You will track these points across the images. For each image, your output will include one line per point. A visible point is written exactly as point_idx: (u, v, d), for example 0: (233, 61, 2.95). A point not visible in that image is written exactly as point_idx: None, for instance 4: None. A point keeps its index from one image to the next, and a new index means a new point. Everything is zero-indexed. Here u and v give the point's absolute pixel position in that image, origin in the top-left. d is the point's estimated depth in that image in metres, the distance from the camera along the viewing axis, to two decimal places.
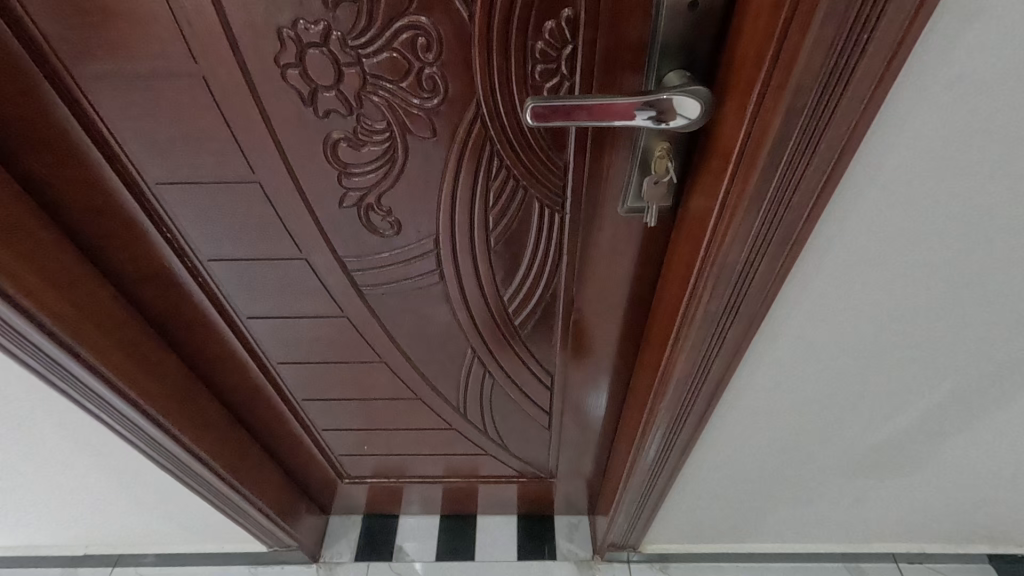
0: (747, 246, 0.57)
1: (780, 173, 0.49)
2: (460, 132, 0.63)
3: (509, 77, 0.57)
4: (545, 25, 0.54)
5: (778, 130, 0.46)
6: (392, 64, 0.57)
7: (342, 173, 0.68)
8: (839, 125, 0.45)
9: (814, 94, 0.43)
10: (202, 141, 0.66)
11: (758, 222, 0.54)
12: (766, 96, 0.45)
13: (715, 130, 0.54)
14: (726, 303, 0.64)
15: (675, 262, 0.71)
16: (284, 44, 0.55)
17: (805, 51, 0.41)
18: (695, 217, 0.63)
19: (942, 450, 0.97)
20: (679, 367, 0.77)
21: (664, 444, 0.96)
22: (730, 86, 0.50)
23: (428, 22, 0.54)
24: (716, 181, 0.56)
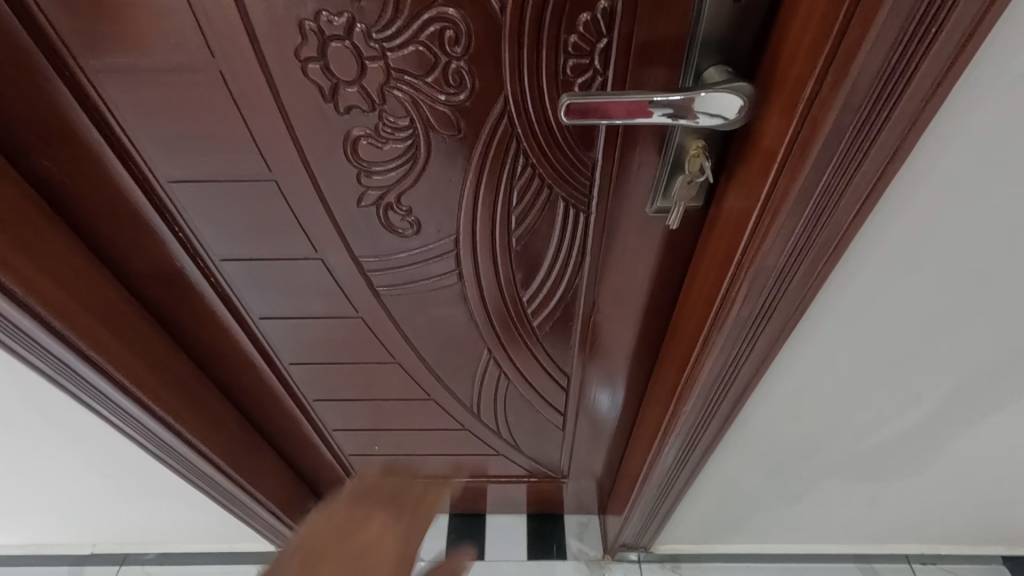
0: (786, 250, 0.55)
1: (828, 175, 0.47)
2: (486, 129, 0.60)
3: (539, 72, 0.55)
4: (580, 17, 0.51)
5: (829, 131, 0.44)
6: (418, 59, 0.54)
7: (362, 172, 0.65)
8: (896, 126, 0.43)
9: (871, 93, 0.41)
10: (217, 138, 0.63)
11: (801, 225, 0.52)
12: (819, 94, 0.43)
13: (756, 129, 0.52)
14: (760, 308, 0.62)
15: (705, 264, 0.69)
16: (306, 37, 0.53)
17: (865, 48, 0.38)
18: (730, 219, 0.61)
19: (964, 453, 0.96)
20: (706, 371, 0.75)
21: (683, 447, 0.94)
22: (776, 83, 0.47)
23: (457, 14, 0.51)
24: (756, 183, 0.53)
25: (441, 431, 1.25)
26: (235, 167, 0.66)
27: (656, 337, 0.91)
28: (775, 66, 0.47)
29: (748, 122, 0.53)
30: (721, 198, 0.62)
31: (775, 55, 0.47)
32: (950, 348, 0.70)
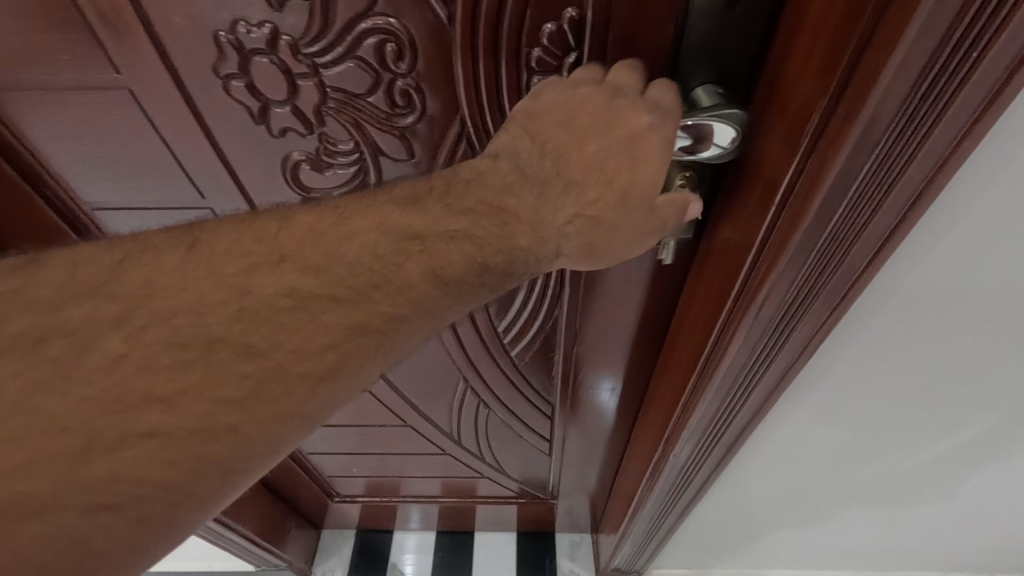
0: (786, 297, 0.47)
1: (836, 221, 0.39)
2: (443, 155, 0.53)
3: (499, 90, 0.47)
4: (544, 28, 0.43)
5: (838, 175, 0.35)
6: (356, 76, 0.46)
7: (305, 199, 0.57)
8: (920, 169, 0.35)
9: (890, 131, 0.33)
10: (139, 163, 0.55)
11: (805, 272, 0.44)
12: (826, 132, 0.35)
13: (751, 162, 0.44)
14: (759, 354, 0.55)
15: (697, 303, 0.61)
16: (223, 52, 0.45)
17: (884, 82, 0.30)
18: (723, 258, 0.53)
19: (997, 517, 0.85)
20: (698, 413, 0.68)
21: (676, 483, 0.88)
22: (775, 111, 0.39)
23: (398, 24, 0.43)
24: (752, 225, 0.45)
25: (422, 455, 1.24)
26: (166, 196, 0.59)
27: (647, 368, 0.84)
28: (774, 91, 0.39)
29: (742, 153, 0.45)
30: (714, 233, 0.54)
31: (775, 77, 0.39)
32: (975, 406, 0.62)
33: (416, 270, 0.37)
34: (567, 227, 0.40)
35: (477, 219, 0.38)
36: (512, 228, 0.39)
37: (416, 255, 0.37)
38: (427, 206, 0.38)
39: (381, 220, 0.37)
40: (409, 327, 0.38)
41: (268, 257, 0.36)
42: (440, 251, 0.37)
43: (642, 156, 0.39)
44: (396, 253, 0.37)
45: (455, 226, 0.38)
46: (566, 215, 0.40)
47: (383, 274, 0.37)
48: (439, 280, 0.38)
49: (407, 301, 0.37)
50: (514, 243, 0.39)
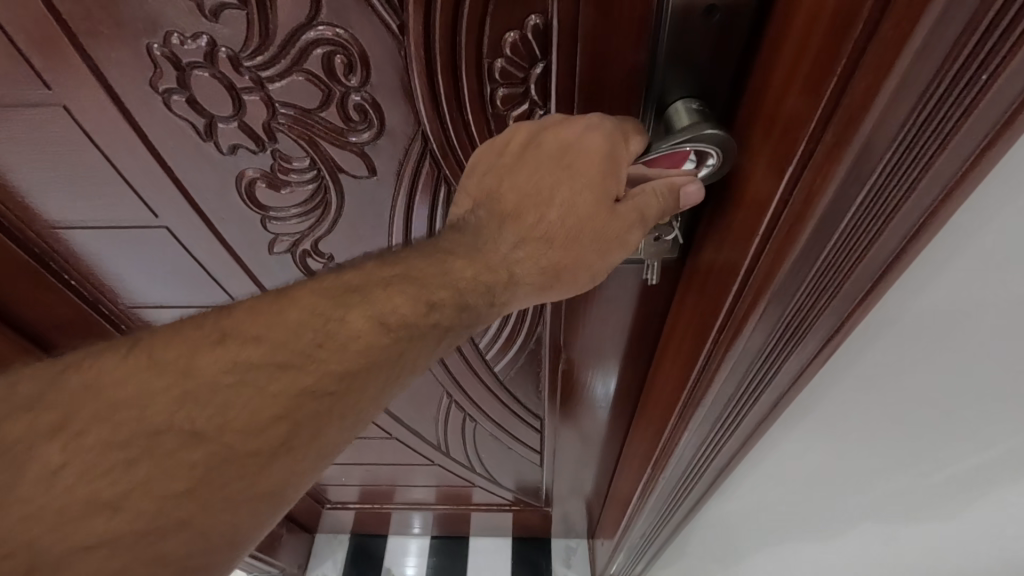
0: (773, 333, 0.42)
1: (824, 259, 0.34)
2: (407, 171, 0.49)
3: (461, 104, 0.43)
4: (506, 37, 0.39)
5: (826, 207, 0.31)
6: (305, 90, 0.43)
7: (263, 218, 0.54)
8: (911, 213, 0.30)
9: (884, 163, 0.28)
10: (87, 180, 0.52)
11: (789, 310, 0.40)
12: (813, 158, 0.30)
13: (735, 186, 0.40)
14: (742, 393, 0.51)
15: (682, 329, 0.57)
16: (158, 65, 0.41)
17: (877, 107, 0.26)
18: (706, 284, 0.48)
19: None
20: (686, 442, 0.64)
21: (663, 508, 0.84)
22: (759, 132, 0.35)
23: (346, 35, 0.39)
24: (734, 257, 0.41)
25: (412, 465, 1.22)
26: (118, 212, 0.55)
27: (637, 386, 0.80)
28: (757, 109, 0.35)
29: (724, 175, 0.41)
30: (697, 258, 0.49)
31: (759, 94, 0.35)
32: (1000, 470, 0.54)
33: (360, 319, 0.34)
34: (516, 256, 0.37)
35: (415, 265, 0.36)
36: (452, 264, 0.36)
37: (358, 305, 0.34)
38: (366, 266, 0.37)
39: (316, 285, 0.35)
40: (367, 385, 0.34)
41: (208, 333, 0.33)
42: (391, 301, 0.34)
43: (582, 164, 0.36)
44: (337, 307, 0.34)
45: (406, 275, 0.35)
46: (509, 243, 0.37)
47: (326, 329, 0.33)
48: (386, 329, 0.34)
49: (356, 357, 0.33)
50: (468, 289, 0.36)
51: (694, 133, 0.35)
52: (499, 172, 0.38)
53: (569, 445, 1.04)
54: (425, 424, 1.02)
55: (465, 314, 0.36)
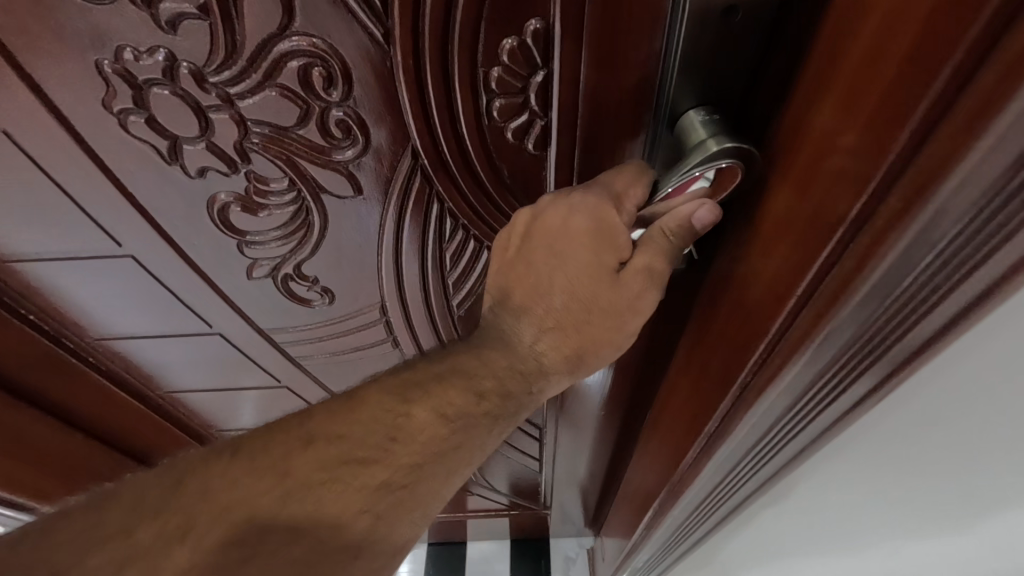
0: (795, 402, 0.36)
1: (867, 327, 0.28)
2: (396, 188, 0.45)
3: (454, 116, 0.39)
4: (504, 44, 0.35)
5: (885, 267, 0.25)
6: (280, 106, 0.38)
7: (242, 242, 0.49)
8: (971, 289, 0.23)
9: (962, 225, 0.21)
10: (39, 210, 0.47)
11: (818, 380, 0.33)
12: (873, 222, 0.24)
13: (761, 235, 0.34)
14: (753, 455, 0.44)
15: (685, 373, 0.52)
16: (110, 83, 0.37)
17: (961, 170, 0.20)
18: (720, 332, 0.42)
19: None
20: (691, 491, 0.58)
21: (667, 540, 0.79)
22: (802, 159, 0.29)
23: (326, 46, 0.35)
24: (756, 319, 0.35)
25: None
26: (79, 242, 0.50)
27: (640, 400, 0.78)
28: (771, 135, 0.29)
29: (747, 206, 0.35)
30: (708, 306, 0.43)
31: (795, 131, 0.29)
32: None
33: (425, 414, 0.37)
34: (537, 346, 0.37)
35: (463, 360, 0.38)
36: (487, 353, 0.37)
37: (421, 401, 0.37)
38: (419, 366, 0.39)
39: (382, 382, 0.38)
40: (428, 476, 0.37)
41: (298, 437, 0.37)
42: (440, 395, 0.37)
43: (575, 244, 0.35)
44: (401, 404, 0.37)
45: (457, 368, 0.37)
46: (529, 333, 0.37)
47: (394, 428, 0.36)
48: (446, 421, 0.37)
49: (424, 450, 0.37)
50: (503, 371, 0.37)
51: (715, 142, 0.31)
52: (506, 267, 0.38)
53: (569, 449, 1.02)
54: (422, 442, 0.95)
55: (509, 401, 0.38)
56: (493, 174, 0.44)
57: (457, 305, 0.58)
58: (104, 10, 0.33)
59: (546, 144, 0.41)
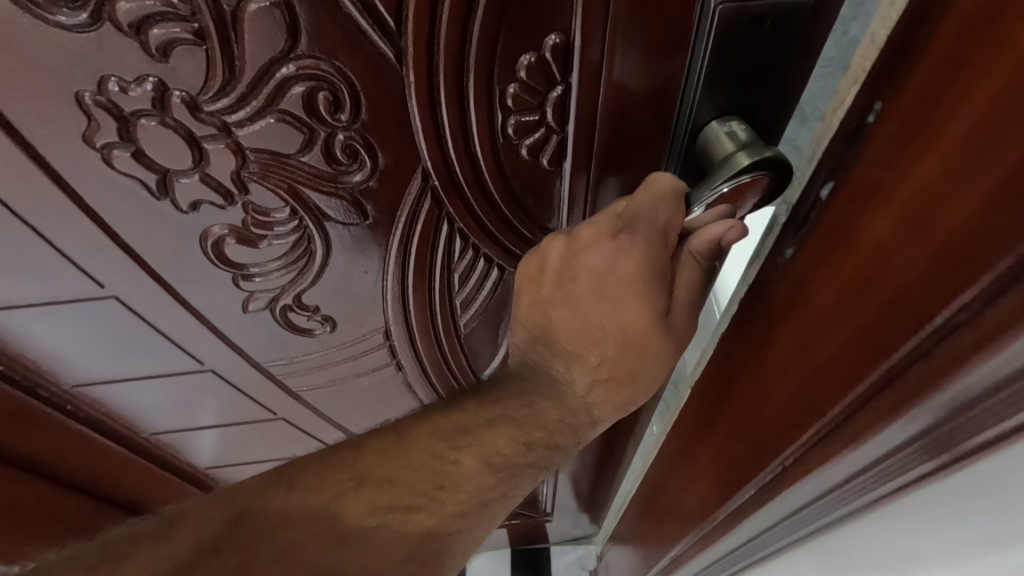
0: (842, 489, 0.32)
1: (940, 425, 0.24)
2: (404, 212, 0.43)
3: (467, 135, 0.37)
4: (522, 60, 0.34)
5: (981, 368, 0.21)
6: (282, 133, 0.36)
7: (239, 275, 0.46)
8: None
9: None
10: (12, 255, 0.43)
11: (872, 472, 0.29)
12: (974, 318, 0.21)
13: (801, 311, 0.33)
14: (786, 527, 0.41)
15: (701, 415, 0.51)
16: (91, 116, 0.33)
17: None
18: (760, 393, 0.39)
19: None
20: (718, 543, 0.55)
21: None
22: (881, 217, 0.26)
23: (332, 68, 0.33)
24: (799, 394, 0.34)
25: None
26: (56, 286, 0.46)
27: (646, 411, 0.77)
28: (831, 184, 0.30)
29: (799, 260, 0.33)
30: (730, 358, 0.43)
31: (849, 212, 0.28)
32: None
33: (472, 461, 0.40)
34: (589, 400, 0.41)
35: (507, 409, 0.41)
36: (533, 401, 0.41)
37: (470, 449, 0.40)
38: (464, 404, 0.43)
39: (432, 423, 0.42)
40: (469, 521, 0.40)
41: (349, 479, 0.40)
42: (487, 443, 0.40)
43: (621, 287, 0.37)
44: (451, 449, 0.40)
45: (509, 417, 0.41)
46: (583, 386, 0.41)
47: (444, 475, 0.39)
48: (494, 469, 0.40)
49: (469, 497, 0.40)
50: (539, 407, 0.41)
51: (746, 154, 0.31)
52: (544, 303, 0.41)
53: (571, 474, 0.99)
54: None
55: (555, 452, 0.42)
56: (505, 191, 0.42)
57: (465, 326, 0.56)
58: (87, 36, 0.30)
59: (561, 159, 0.40)
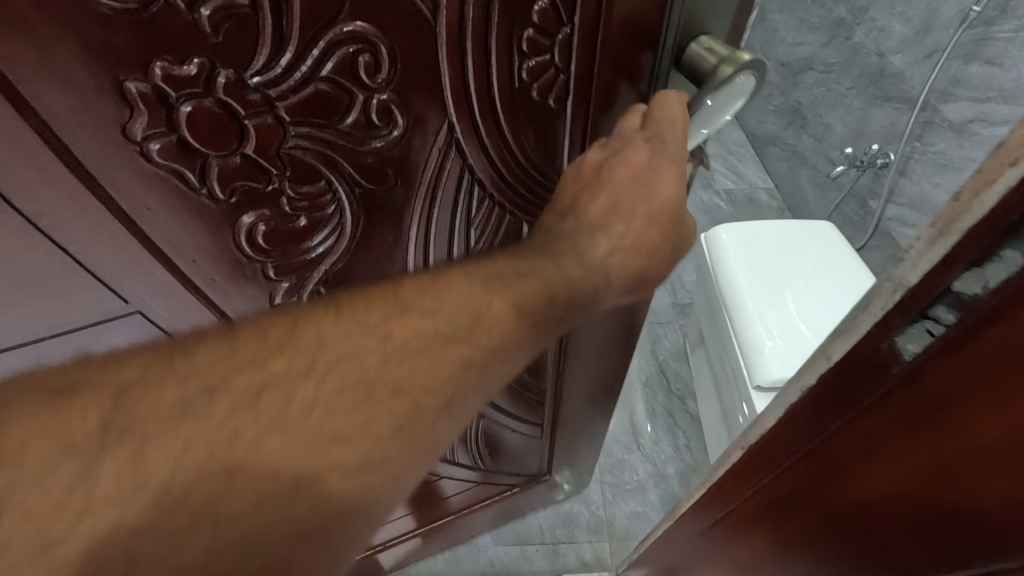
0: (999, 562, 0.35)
1: None
2: (431, 169, 0.46)
3: (489, 80, 0.42)
4: (536, 6, 0.39)
5: None
6: (323, 101, 0.38)
7: (270, 264, 0.46)
8: None
9: None
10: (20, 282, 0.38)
11: None
12: None
13: (910, 426, 0.34)
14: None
15: (751, 490, 0.50)
16: (134, 105, 0.33)
17: None
18: (874, 480, 0.39)
19: None
20: None
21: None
22: None
23: (372, 31, 0.35)
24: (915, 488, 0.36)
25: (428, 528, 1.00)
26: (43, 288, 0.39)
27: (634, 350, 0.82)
28: (932, 336, 0.30)
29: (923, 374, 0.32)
30: (793, 446, 0.43)
31: (965, 373, 0.30)
32: None
33: (504, 306, 0.37)
34: (610, 260, 0.43)
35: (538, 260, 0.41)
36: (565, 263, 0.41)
37: (500, 291, 0.37)
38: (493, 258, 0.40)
39: (466, 270, 0.38)
40: (504, 362, 0.37)
41: (391, 307, 0.35)
42: (517, 287, 0.38)
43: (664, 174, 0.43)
44: (484, 291, 0.37)
45: (539, 269, 0.40)
46: (604, 250, 0.43)
47: (476, 314, 0.36)
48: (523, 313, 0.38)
49: (500, 338, 0.37)
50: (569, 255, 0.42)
51: (726, 70, 0.40)
52: (579, 188, 0.45)
53: (569, 439, 0.98)
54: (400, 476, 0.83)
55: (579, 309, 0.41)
56: (518, 136, 0.47)
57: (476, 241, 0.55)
58: (129, 15, 0.29)
59: (566, 97, 0.45)
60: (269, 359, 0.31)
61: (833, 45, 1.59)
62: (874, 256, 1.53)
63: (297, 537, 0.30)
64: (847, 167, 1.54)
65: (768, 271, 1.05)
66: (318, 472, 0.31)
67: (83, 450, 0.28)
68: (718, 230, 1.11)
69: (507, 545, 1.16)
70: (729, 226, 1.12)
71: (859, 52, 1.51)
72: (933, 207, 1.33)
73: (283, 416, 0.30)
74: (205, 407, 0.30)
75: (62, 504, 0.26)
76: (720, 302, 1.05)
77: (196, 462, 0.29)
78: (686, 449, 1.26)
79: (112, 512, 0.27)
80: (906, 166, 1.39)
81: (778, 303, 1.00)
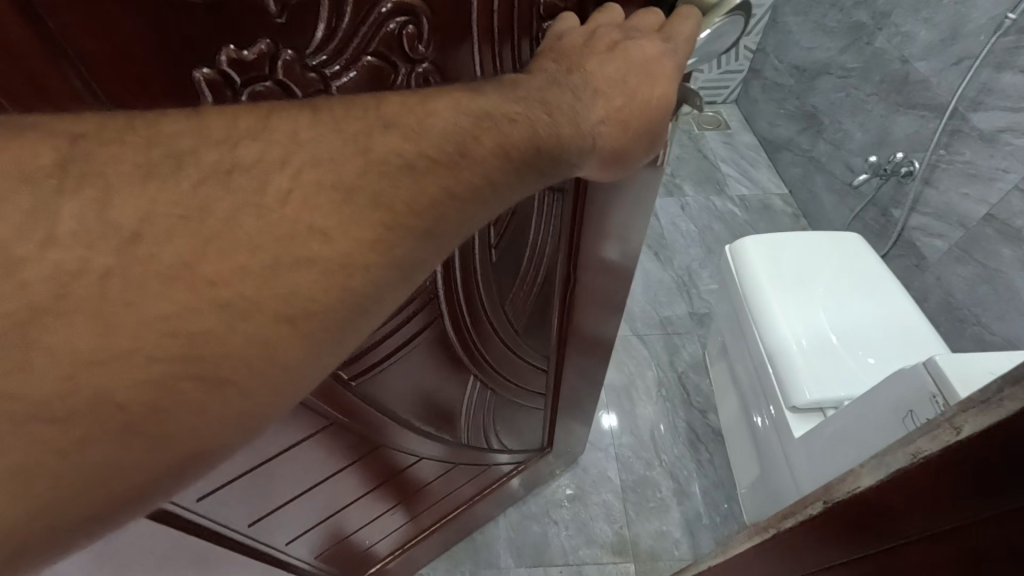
0: None
1: None
2: None
3: (511, 38, 0.45)
4: None
5: None
6: (372, 76, 0.41)
7: None
8: None
9: None
10: None
11: None
12: None
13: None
14: None
15: (824, 552, 0.45)
16: (204, 90, 0.36)
17: None
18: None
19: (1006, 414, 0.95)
20: None
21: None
22: None
23: (420, 6, 0.40)
24: None
25: (431, 507, 1.01)
26: None
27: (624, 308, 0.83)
28: None
29: None
30: (885, 523, 0.39)
31: None
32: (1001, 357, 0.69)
33: (491, 143, 0.34)
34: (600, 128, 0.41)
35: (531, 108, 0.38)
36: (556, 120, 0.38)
37: (489, 130, 0.35)
38: (484, 90, 0.36)
39: (454, 94, 0.35)
40: (491, 207, 0.36)
41: (373, 119, 0.32)
42: (507, 130, 0.35)
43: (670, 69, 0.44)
44: (472, 123, 0.34)
45: (529, 114, 0.37)
46: (595, 118, 0.40)
47: (462, 145, 0.33)
48: (509, 157, 0.35)
49: (483, 171, 0.35)
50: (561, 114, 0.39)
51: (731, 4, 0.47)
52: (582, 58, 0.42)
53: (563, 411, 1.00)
54: (387, 483, 0.85)
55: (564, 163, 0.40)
56: None
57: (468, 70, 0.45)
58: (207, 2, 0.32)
59: None
60: (240, 141, 0.28)
61: (853, 50, 1.59)
62: (897, 264, 1.52)
63: (279, 319, 0.29)
64: (872, 172, 1.49)
65: (803, 286, 1.03)
66: (295, 260, 0.29)
67: (37, 182, 0.25)
68: (751, 243, 1.10)
69: (529, 567, 1.13)
70: (755, 238, 1.12)
71: (883, 57, 1.49)
72: (960, 217, 1.30)
73: (257, 198, 0.28)
74: (170, 174, 0.27)
75: (23, 233, 0.25)
76: (749, 314, 1.03)
77: (170, 218, 0.27)
78: (710, 465, 1.26)
79: (78, 249, 0.25)
80: (932, 175, 1.37)
81: (808, 313, 0.99)
